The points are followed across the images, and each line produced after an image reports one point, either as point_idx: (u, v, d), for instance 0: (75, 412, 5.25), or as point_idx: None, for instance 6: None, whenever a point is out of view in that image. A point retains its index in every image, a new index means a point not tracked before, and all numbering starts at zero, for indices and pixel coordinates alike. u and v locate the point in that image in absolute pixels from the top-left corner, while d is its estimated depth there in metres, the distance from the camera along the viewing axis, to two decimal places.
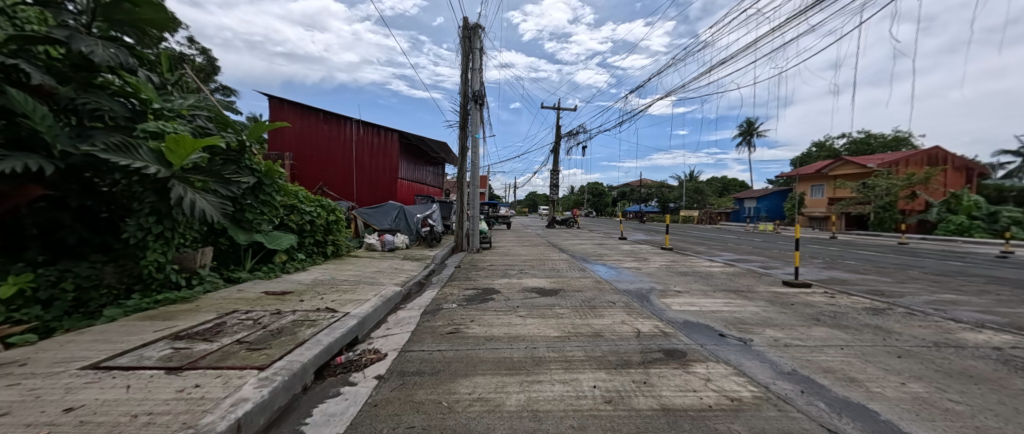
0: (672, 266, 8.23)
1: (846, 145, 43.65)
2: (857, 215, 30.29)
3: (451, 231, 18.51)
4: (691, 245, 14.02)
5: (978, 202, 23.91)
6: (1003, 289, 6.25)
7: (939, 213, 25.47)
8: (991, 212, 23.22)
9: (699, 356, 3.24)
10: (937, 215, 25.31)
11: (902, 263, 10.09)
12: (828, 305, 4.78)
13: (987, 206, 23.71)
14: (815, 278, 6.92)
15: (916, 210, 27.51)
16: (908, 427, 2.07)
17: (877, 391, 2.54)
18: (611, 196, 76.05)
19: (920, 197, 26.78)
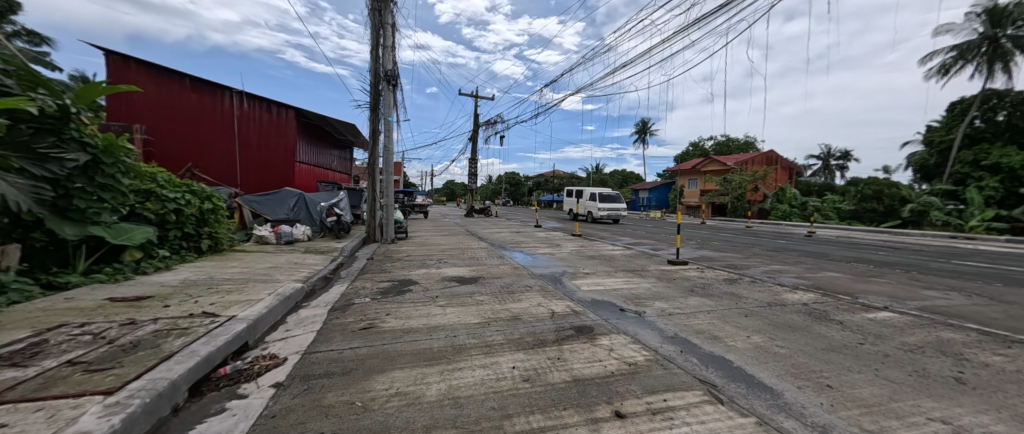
0: (582, 250, 9.01)
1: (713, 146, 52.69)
2: (719, 205, 37.29)
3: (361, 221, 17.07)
4: (598, 232, 15.48)
5: (795, 195, 31.32)
6: (807, 259, 8.43)
7: (772, 203, 32.70)
8: (803, 202, 30.72)
9: (605, 330, 3.63)
10: (770, 205, 32.54)
11: (749, 242, 12.74)
12: (700, 278, 5.83)
13: (801, 198, 31.21)
14: (691, 257, 8.27)
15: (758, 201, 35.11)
16: (749, 376, 2.70)
17: (730, 344, 3.22)
18: (527, 187, 79.19)
19: (760, 191, 33.95)
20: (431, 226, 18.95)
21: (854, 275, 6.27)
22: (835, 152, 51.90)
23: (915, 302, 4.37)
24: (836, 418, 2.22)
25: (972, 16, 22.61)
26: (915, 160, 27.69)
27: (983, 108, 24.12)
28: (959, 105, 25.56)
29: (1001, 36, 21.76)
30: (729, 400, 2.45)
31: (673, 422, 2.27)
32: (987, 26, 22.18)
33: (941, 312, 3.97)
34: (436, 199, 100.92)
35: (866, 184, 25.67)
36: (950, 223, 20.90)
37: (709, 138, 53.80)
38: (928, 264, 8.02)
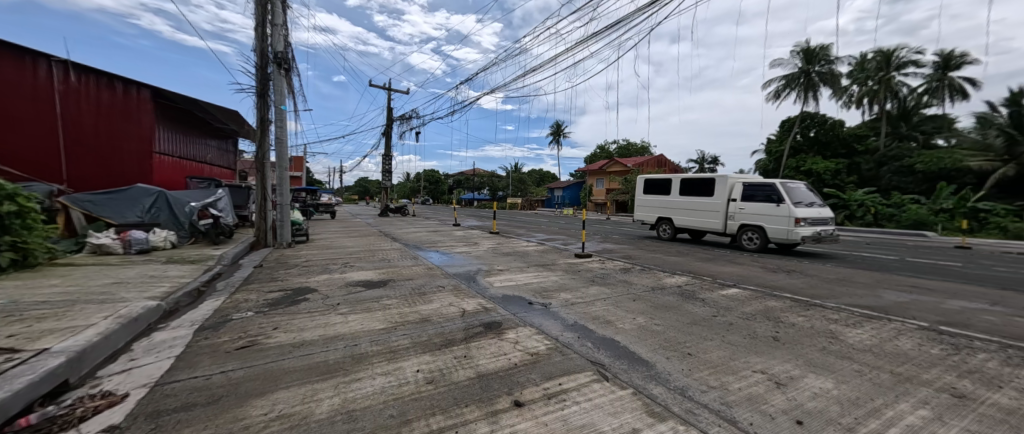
0: (497, 248, 9.22)
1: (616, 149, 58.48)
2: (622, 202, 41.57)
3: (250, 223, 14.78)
4: (514, 229, 16.01)
5: None
6: (684, 247, 9.98)
7: None
8: None
9: (512, 324, 3.77)
10: None
11: (642, 235, 14.55)
12: (600, 269, 6.43)
13: None
14: (595, 250, 9.07)
15: None
16: (632, 353, 3.08)
17: (620, 327, 3.62)
18: (448, 185, 77.87)
19: None
20: (338, 227, 17.40)
21: (716, 259, 7.61)
22: (707, 157, 62.04)
23: (753, 279, 5.49)
24: (691, 380, 2.67)
25: (794, 54, 29.10)
26: (760, 164, 34.23)
27: (802, 126, 30.59)
28: (788, 122, 31.84)
29: (811, 70, 28.41)
30: (613, 377, 2.75)
31: (566, 403, 2.45)
32: (803, 62, 28.76)
33: (770, 285, 5.06)
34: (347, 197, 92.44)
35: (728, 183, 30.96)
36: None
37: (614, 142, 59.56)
38: (764, 248, 10.14)
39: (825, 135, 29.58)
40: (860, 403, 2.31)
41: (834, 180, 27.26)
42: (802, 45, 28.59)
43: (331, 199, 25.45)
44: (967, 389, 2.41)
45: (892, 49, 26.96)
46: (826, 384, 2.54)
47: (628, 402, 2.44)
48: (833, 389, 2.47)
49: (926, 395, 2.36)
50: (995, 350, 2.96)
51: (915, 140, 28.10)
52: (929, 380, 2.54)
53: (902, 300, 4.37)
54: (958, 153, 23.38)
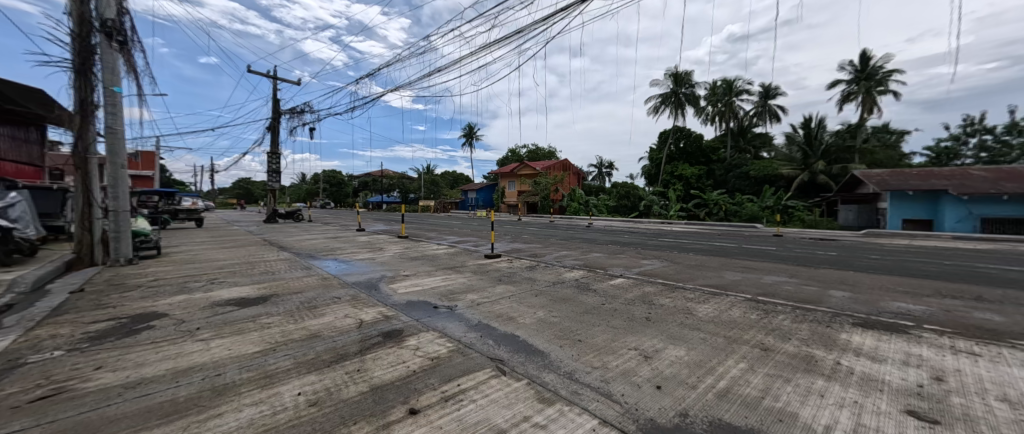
0: (405, 253, 8.82)
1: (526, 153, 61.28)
2: (533, 203, 43.74)
3: (66, 236, 11.38)
4: (425, 232, 15.56)
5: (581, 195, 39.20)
6: (582, 244, 11.01)
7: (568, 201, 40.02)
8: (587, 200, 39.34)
9: (414, 330, 3.65)
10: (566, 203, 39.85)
11: (548, 233, 15.54)
12: (508, 268, 6.68)
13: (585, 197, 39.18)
14: (504, 250, 9.36)
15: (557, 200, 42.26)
16: (531, 346, 3.26)
17: (521, 322, 3.81)
18: (353, 187, 71.62)
19: (560, 192, 41.70)
20: (208, 237, 14.55)
21: (608, 252, 8.58)
22: (605, 162, 69.38)
23: (636, 269, 6.33)
24: (579, 364, 2.94)
25: (666, 76, 34.34)
26: (646, 169, 39.48)
27: (676, 137, 36.43)
28: (664, 134, 37.62)
29: (680, 92, 34.01)
30: (510, 370, 2.87)
31: (463, 403, 2.45)
32: (673, 84, 34.17)
33: (648, 273, 5.90)
34: (223, 201, 77.73)
35: (621, 186, 34.96)
36: (662, 214, 31.11)
37: (525, 146, 62.26)
38: (646, 241, 11.76)
39: (691, 146, 35.28)
40: (703, 365, 2.85)
41: (697, 183, 33.52)
42: (671, 70, 33.85)
43: (197, 203, 21.18)
44: (770, 343, 3.17)
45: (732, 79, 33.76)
46: (680, 352, 3.07)
47: (522, 392, 2.57)
48: (685, 356, 3.00)
49: (745, 351, 3.02)
50: (789, 311, 3.96)
51: (750, 152, 35.65)
52: (749, 339, 3.26)
53: (736, 278, 5.54)
54: (775, 163, 30.45)
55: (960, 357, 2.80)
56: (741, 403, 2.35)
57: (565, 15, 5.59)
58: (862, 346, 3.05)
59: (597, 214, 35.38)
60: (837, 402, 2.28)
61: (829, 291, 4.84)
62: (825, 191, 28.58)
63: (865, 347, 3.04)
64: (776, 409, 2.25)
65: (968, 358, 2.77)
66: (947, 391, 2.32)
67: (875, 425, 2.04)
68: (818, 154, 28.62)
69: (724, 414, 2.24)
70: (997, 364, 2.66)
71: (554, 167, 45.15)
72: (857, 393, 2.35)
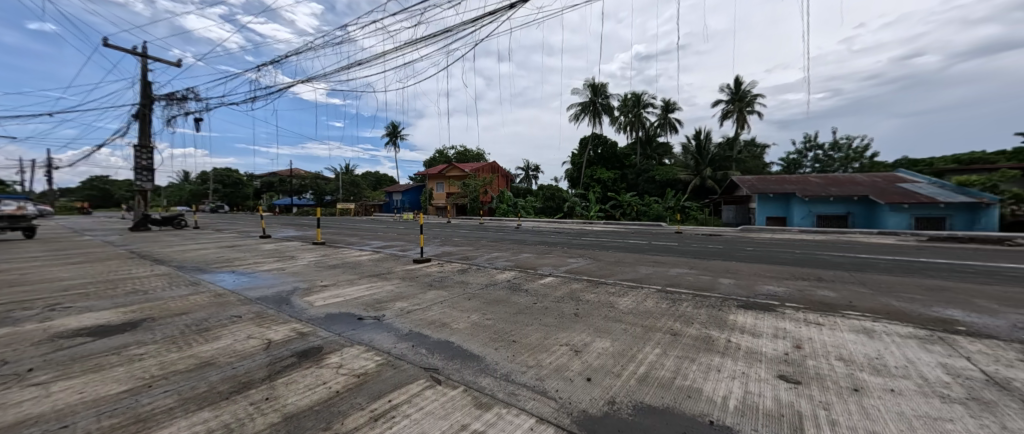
0: (321, 261, 7.95)
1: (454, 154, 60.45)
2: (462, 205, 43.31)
3: None
4: (345, 238, 14.28)
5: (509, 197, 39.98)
6: (512, 245, 11.24)
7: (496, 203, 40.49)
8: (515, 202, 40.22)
9: (335, 346, 3.31)
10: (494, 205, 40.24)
11: (478, 236, 15.54)
12: (439, 272, 6.48)
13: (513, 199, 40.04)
14: (434, 254, 9.07)
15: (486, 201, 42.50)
16: (468, 352, 3.20)
17: (455, 328, 3.72)
18: (253, 188, 62.29)
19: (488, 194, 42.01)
20: (39, 251, 11.22)
21: (537, 252, 8.90)
22: (531, 166, 72.11)
23: (563, 267, 6.69)
24: (514, 365, 2.99)
25: (585, 86, 37.10)
26: (568, 173, 42.05)
27: (594, 143, 39.54)
28: (584, 140, 40.54)
29: (597, 101, 37.03)
30: (446, 378, 2.79)
31: (395, 420, 2.29)
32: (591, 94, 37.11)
33: (574, 271, 6.28)
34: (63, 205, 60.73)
35: (546, 188, 36.71)
36: (584, 214, 33.47)
37: (453, 147, 61.31)
38: (570, 241, 12.51)
39: (607, 152, 39.01)
40: (625, 353, 3.14)
41: (613, 186, 36.85)
42: (589, 81, 36.71)
43: (22, 206, 16.21)
44: (678, 328, 3.63)
45: (640, 93, 37.95)
46: (606, 343, 3.33)
47: (459, 400, 2.50)
48: (609, 346, 3.26)
49: (658, 338, 3.41)
50: (691, 299, 4.59)
51: (655, 159, 40.29)
52: (661, 326, 3.69)
53: (648, 272, 6.22)
54: (674, 169, 35.10)
55: (808, 327, 3.57)
56: (659, 384, 2.64)
57: (494, 19, 5.63)
58: (744, 324, 3.69)
59: (525, 215, 36.56)
60: (730, 374, 2.72)
61: (718, 279, 5.74)
62: (711, 194, 33.72)
63: (746, 325, 3.68)
64: (685, 387, 2.58)
65: (813, 327, 3.55)
66: (802, 356, 2.94)
67: (756, 390, 2.48)
68: (706, 161, 33.47)
69: (645, 397, 2.49)
70: (830, 330, 3.46)
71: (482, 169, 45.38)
72: (743, 366, 2.83)
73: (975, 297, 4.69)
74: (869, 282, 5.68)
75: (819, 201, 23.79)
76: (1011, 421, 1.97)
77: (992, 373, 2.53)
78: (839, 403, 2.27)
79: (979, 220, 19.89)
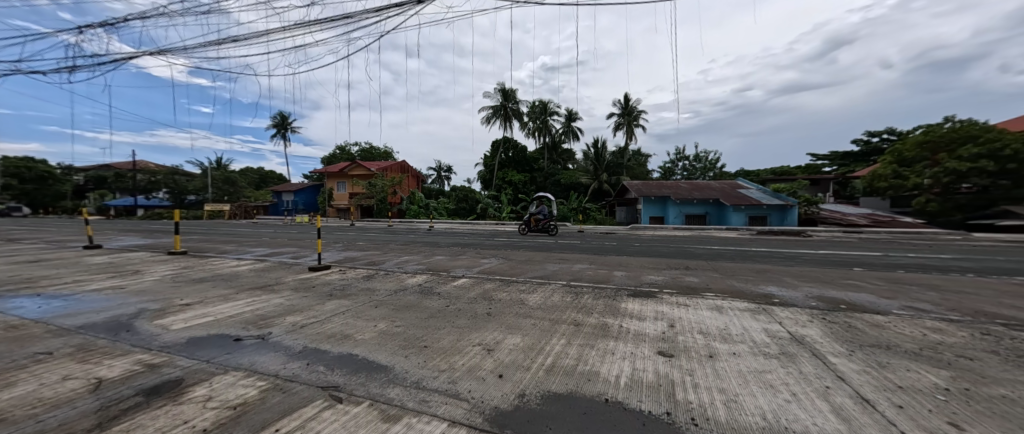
0: (181, 274, 6.46)
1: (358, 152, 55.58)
2: (367, 207, 40.09)
3: None
4: (215, 245, 11.87)
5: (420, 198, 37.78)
6: (424, 247, 10.87)
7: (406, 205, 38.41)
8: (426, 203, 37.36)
9: (202, 377, 2.73)
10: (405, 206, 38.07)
11: (385, 239, 14.60)
12: (340, 280, 5.88)
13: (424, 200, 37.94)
14: (334, 260, 8.19)
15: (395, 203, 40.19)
16: (375, 364, 2.98)
17: (360, 339, 3.43)
18: (68, 184, 47.06)
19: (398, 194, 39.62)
20: None
21: (451, 255, 8.77)
22: (443, 166, 70.76)
23: (476, 268, 6.76)
24: (425, 371, 2.90)
25: (496, 90, 38.06)
26: (481, 174, 42.53)
27: (505, 146, 40.83)
28: (496, 142, 41.53)
29: (508, 106, 38.34)
30: (349, 395, 2.55)
31: None
32: (502, 98, 38.29)
33: (487, 272, 6.39)
34: None
35: (459, 189, 36.56)
36: (496, 215, 34.26)
37: (356, 144, 56.28)
38: (483, 242, 12.67)
39: (517, 155, 40.74)
40: (534, 347, 3.33)
41: (523, 188, 38.56)
42: (500, 86, 37.79)
43: None
44: (580, 318, 4.00)
45: (546, 102, 40.58)
46: (516, 339, 3.49)
47: (364, 417, 2.32)
48: (520, 342, 3.42)
49: (563, 329, 3.71)
50: (590, 291, 5.10)
51: (560, 164, 43.49)
52: (566, 318, 4.02)
53: (556, 269, 6.70)
54: (577, 174, 38.51)
55: (678, 308, 4.31)
56: (564, 372, 2.88)
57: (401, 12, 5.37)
58: (632, 311, 4.26)
59: (438, 217, 35.65)
60: (621, 355, 3.12)
61: (613, 272, 6.51)
62: (607, 196, 37.86)
63: (634, 311, 4.26)
64: (585, 371, 2.87)
65: (682, 308, 4.31)
66: (673, 333, 3.54)
67: (641, 367, 2.90)
68: (602, 166, 37.49)
69: (552, 386, 2.69)
70: (693, 310, 4.24)
71: (391, 168, 42.63)
72: (631, 347, 3.27)
73: (783, 276, 6.30)
74: (719, 268, 7.13)
75: (687, 204, 28.85)
76: (801, 366, 2.71)
77: (793, 332, 3.43)
78: (699, 369, 2.81)
79: (786, 217, 26.95)
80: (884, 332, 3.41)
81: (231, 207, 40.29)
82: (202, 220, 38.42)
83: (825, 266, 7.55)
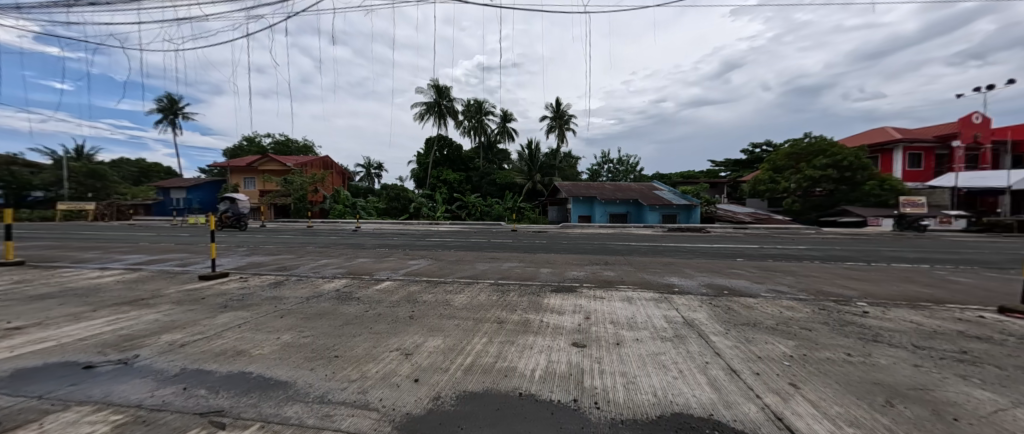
0: (10, 290, 5.10)
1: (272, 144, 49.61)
2: (282, 206, 36.06)
3: None
4: (68, 253, 9.61)
5: (346, 197, 35.22)
6: (345, 250, 10.11)
7: (330, 204, 35.32)
8: (354, 202, 34.91)
9: (28, 418, 2.18)
10: (328, 205, 35.01)
11: (300, 242, 13.26)
12: (239, 289, 5.19)
13: (351, 199, 35.36)
14: (234, 267, 7.20)
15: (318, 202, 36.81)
16: (273, 380, 2.67)
17: (256, 354, 3.06)
18: None
19: (320, 192, 36.25)
20: None
21: (375, 257, 8.29)
22: (373, 163, 66.74)
23: (402, 270, 6.49)
24: (331, 383, 2.68)
25: (429, 86, 37.04)
26: (415, 172, 41.09)
27: (440, 144, 39.98)
28: (430, 140, 40.41)
29: (442, 103, 37.56)
30: (234, 419, 2.24)
31: None
32: (436, 95, 37.41)
33: (413, 273, 6.19)
34: None
35: (390, 188, 34.86)
36: (430, 215, 33.37)
37: (268, 135, 50.26)
38: (412, 243, 12.21)
39: (453, 154, 40.17)
40: (454, 348, 3.29)
41: (459, 187, 38.12)
42: (433, 82, 36.86)
43: None
44: (503, 316, 4.06)
45: (481, 101, 40.62)
46: (437, 341, 3.41)
47: None
48: (440, 344, 3.36)
49: (486, 328, 3.73)
50: (516, 289, 5.23)
51: (496, 164, 43.89)
52: (489, 317, 4.04)
53: (484, 268, 6.73)
54: (512, 174, 39.27)
55: (594, 301, 4.62)
56: (482, 371, 2.88)
57: None
58: (554, 305, 4.46)
59: (366, 216, 33.76)
60: (539, 349, 3.23)
61: (539, 269, 6.76)
62: (540, 195, 39.16)
63: (554, 305, 4.46)
64: (503, 368, 2.91)
65: (598, 301, 4.63)
66: (588, 324, 3.78)
67: (556, 359, 3.03)
68: (535, 167, 38.71)
69: (469, 385, 2.68)
70: (607, 302, 4.59)
71: (311, 164, 38.78)
72: (549, 340, 3.40)
73: (683, 267, 7.15)
74: (633, 262, 7.84)
75: (612, 204, 31.19)
76: (691, 347, 3.08)
77: (686, 317, 3.90)
78: (607, 356, 3.03)
79: (693, 216, 30.40)
80: (754, 311, 4.05)
81: (97, 206, 33.54)
82: (55, 222, 31.08)
83: (716, 258, 8.77)
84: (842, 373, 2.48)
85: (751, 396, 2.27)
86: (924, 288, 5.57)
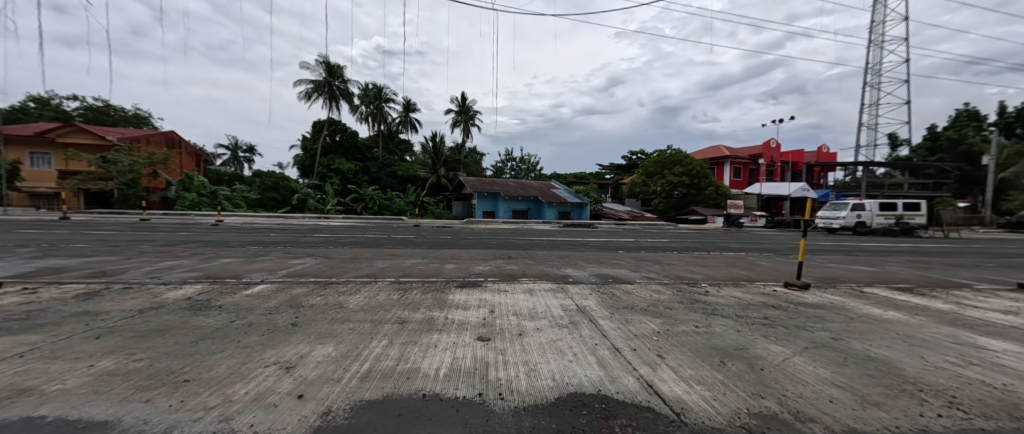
0: None
1: (80, 110, 36.80)
2: (97, 192, 27.16)
3: None
4: None
5: (203, 183, 28.59)
6: (201, 249, 8.18)
7: (176, 191, 28.10)
8: (213, 191, 28.51)
9: None
10: (174, 194, 27.79)
11: (129, 239, 10.17)
12: (19, 305, 3.70)
13: (209, 187, 28.86)
14: (10, 275, 5.10)
15: (158, 188, 28.89)
16: (83, 421, 1.99)
17: (53, 391, 2.25)
18: None
19: (161, 177, 28.50)
20: None
21: (246, 257, 6.92)
22: (242, 144, 55.44)
23: (281, 271, 5.57)
24: (179, 415, 2.14)
25: (318, 63, 32.54)
26: (298, 159, 36.01)
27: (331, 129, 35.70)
28: (318, 123, 35.73)
29: (334, 84, 33.43)
30: None
31: None
32: (326, 74, 33.11)
33: (299, 274, 5.38)
34: None
35: (266, 175, 29.52)
36: (319, 208, 29.61)
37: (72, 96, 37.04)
38: (295, 240, 10.58)
39: (347, 141, 36.29)
40: (348, 354, 2.99)
41: (355, 178, 34.69)
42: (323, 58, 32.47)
43: None
44: (405, 316, 3.87)
45: (381, 86, 37.52)
46: (327, 349, 3.05)
47: None
48: (332, 352, 3.01)
49: (386, 330, 3.50)
50: (419, 287, 5.02)
51: (397, 155, 41.39)
52: (391, 317, 3.80)
53: (384, 266, 6.27)
54: (415, 167, 37.53)
55: (498, 295, 4.76)
56: (382, 376, 2.69)
57: None
58: (459, 301, 4.45)
59: (231, 209, 28.03)
60: (443, 347, 3.17)
61: (444, 266, 6.61)
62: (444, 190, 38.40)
63: (459, 301, 4.45)
64: (405, 370, 2.77)
65: (501, 294, 4.79)
66: (492, 318, 3.87)
67: (461, 355, 3.03)
68: (440, 161, 37.49)
69: (366, 394, 2.47)
70: (510, 294, 4.80)
71: (148, 140, 29.92)
72: (454, 337, 3.38)
73: (578, 259, 7.92)
74: (534, 256, 8.31)
75: (515, 201, 32.63)
76: (584, 332, 3.43)
77: (579, 305, 4.34)
78: (511, 347, 3.16)
79: (584, 213, 33.93)
80: (631, 296, 4.75)
81: None
82: None
83: (602, 250, 9.96)
84: (692, 342, 3.11)
85: (629, 369, 2.66)
86: (742, 270, 7.37)
